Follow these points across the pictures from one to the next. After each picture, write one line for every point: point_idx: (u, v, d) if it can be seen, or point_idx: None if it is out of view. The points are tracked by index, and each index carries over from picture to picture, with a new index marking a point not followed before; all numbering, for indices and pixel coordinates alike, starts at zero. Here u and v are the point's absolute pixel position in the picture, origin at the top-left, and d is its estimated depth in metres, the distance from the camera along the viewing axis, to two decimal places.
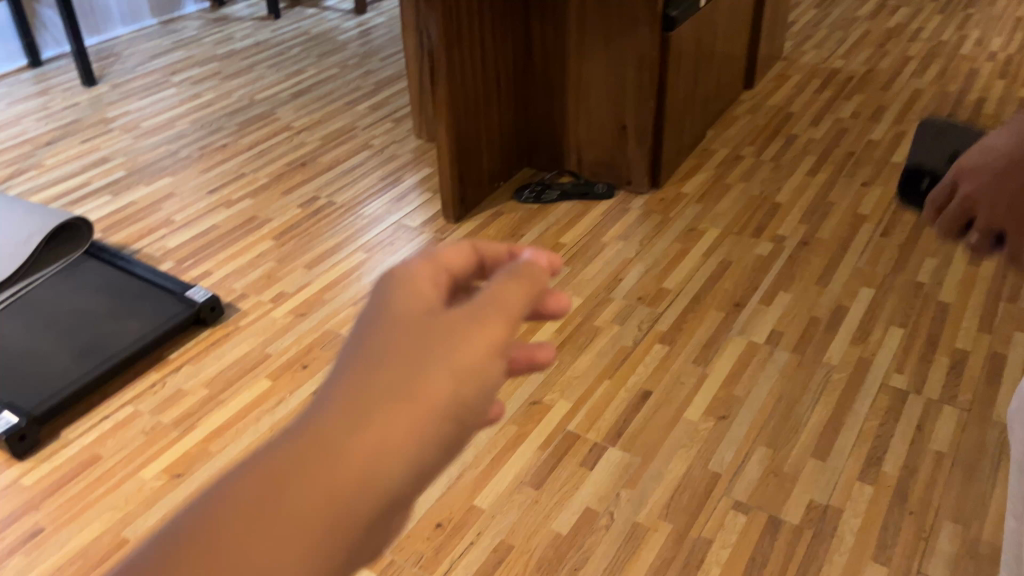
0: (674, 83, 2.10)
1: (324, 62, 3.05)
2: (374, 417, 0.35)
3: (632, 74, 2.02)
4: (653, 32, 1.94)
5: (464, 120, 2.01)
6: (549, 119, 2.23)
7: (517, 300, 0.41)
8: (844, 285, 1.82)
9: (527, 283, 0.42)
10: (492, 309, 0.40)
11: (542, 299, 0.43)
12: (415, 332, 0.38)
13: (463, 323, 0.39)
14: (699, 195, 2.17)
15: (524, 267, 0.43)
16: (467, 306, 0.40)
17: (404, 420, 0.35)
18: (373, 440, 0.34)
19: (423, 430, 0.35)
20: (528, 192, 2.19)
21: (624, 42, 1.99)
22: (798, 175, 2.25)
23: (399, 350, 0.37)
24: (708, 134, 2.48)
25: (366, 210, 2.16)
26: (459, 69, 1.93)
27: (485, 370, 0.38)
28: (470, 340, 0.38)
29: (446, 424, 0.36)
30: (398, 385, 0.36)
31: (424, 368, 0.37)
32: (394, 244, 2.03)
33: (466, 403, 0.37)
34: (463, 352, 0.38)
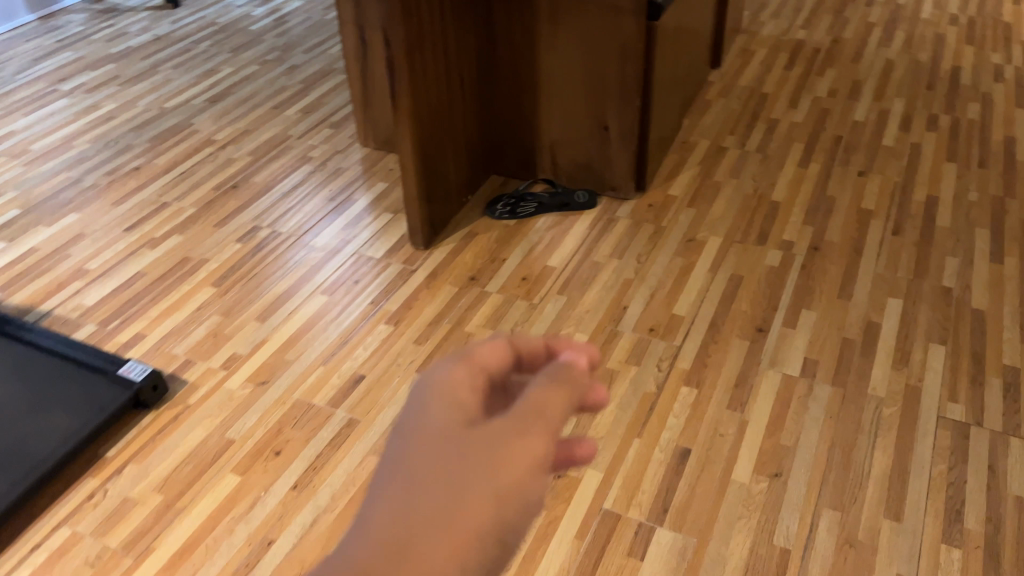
0: (658, 74, 1.88)
1: (239, 58, 2.70)
2: (430, 528, 0.39)
3: (614, 70, 1.80)
4: (639, 22, 1.71)
5: (429, 134, 1.75)
6: (518, 121, 1.98)
7: (560, 404, 0.46)
8: (869, 297, 1.66)
9: (567, 386, 0.47)
10: (538, 417, 0.45)
11: (581, 399, 0.48)
12: (460, 444, 0.43)
13: (504, 435, 0.44)
14: (689, 198, 1.97)
15: (562, 371, 0.48)
16: (508, 417, 0.45)
17: (457, 532, 0.39)
18: (431, 554, 0.38)
19: (472, 543, 0.39)
20: (502, 205, 1.95)
21: (604, 36, 1.76)
22: (789, 166, 2.07)
23: (448, 466, 0.42)
24: (684, 123, 2.27)
25: (318, 240, 1.88)
26: (422, 78, 1.66)
27: (533, 475, 0.43)
28: (515, 452, 0.43)
29: (493, 535, 0.41)
30: (450, 502, 0.40)
31: (471, 484, 0.41)
32: (357, 281, 1.75)
33: (510, 516, 0.41)
34: (507, 463, 0.42)
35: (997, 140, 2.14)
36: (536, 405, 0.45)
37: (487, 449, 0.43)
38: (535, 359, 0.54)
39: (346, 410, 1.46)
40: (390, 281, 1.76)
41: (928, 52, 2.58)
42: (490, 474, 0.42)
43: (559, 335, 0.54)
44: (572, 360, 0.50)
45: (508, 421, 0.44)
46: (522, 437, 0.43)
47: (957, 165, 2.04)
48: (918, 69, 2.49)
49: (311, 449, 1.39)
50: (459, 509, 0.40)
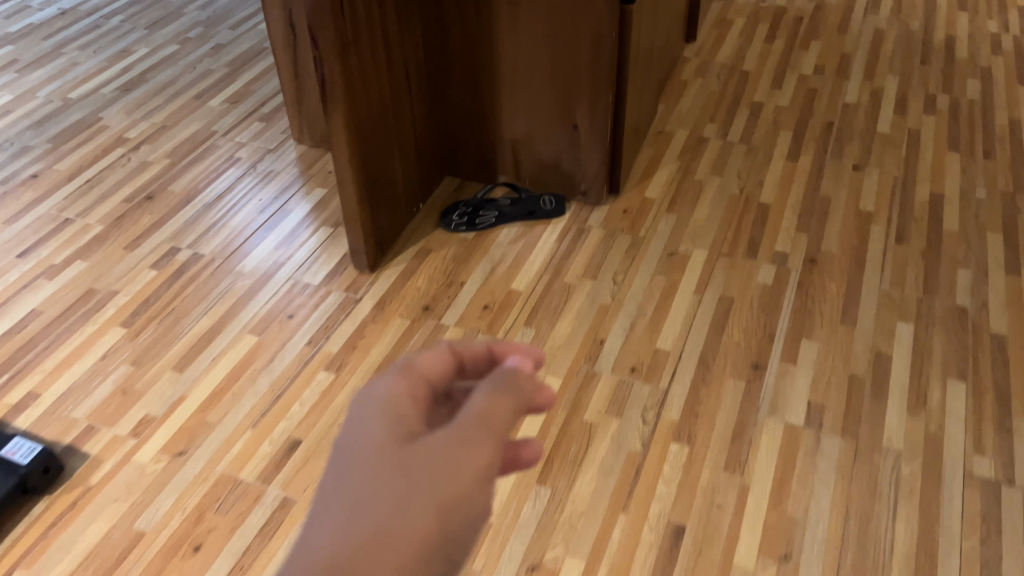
0: (634, 64, 1.64)
1: (156, 36, 2.38)
2: (377, 548, 0.39)
3: (584, 62, 1.55)
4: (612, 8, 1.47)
5: (371, 143, 1.50)
6: (476, 118, 1.74)
7: (503, 417, 0.47)
8: (876, 320, 1.47)
9: (510, 397, 0.48)
10: (483, 430, 0.46)
11: (526, 408, 0.49)
12: (403, 462, 0.44)
13: (446, 452, 0.44)
14: (668, 201, 1.76)
15: (505, 381, 0.49)
16: (452, 432, 0.45)
17: (405, 549, 0.40)
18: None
19: (416, 559, 0.40)
20: (459, 214, 1.71)
21: (571, 23, 1.51)
22: (778, 160, 1.85)
23: (391, 485, 0.42)
24: (659, 108, 2.04)
25: (246, 262, 1.63)
26: (360, 80, 1.41)
27: (478, 487, 0.44)
28: (459, 469, 0.44)
29: (437, 551, 0.42)
30: (393, 521, 0.41)
31: (414, 503, 0.42)
32: (291, 315, 1.51)
33: (453, 533, 0.43)
34: (451, 479, 0.43)
35: (1001, 124, 1.94)
36: (480, 417, 0.46)
37: (429, 466, 0.44)
38: (478, 367, 0.54)
39: (279, 486, 1.24)
40: (330, 314, 1.52)
41: (920, 19, 2.37)
42: (433, 492, 0.43)
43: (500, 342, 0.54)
44: (518, 367, 0.50)
45: (450, 437, 0.45)
46: (465, 453, 0.44)
47: (961, 155, 1.84)
48: (910, 38, 2.28)
49: (237, 541, 1.17)
50: (402, 528, 0.41)
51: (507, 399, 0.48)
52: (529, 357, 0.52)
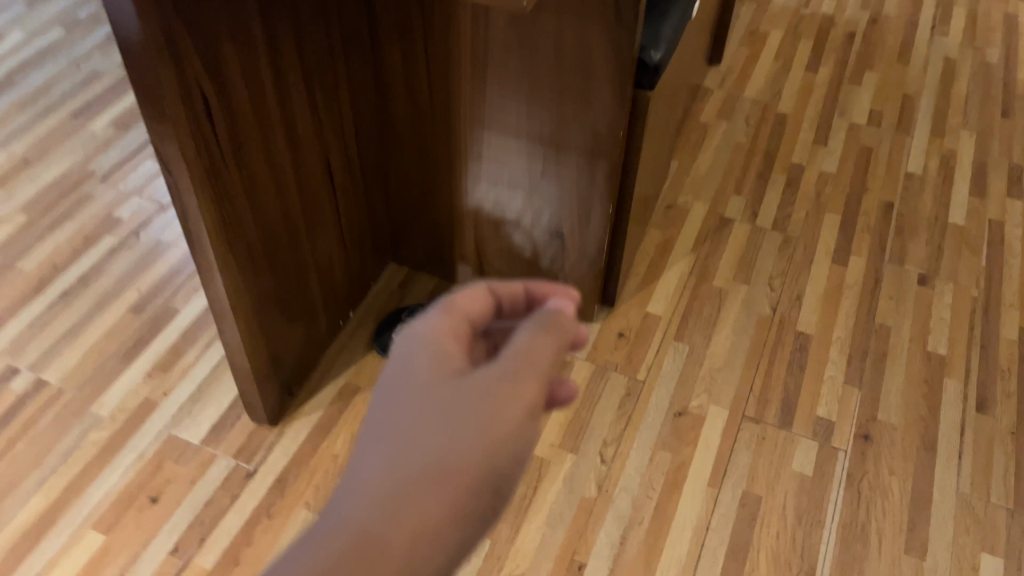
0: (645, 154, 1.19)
1: (38, 18, 1.87)
2: (432, 476, 0.50)
3: (577, 150, 1.10)
4: (620, 92, 1.01)
5: (269, 270, 1.05)
6: (427, 208, 1.28)
7: (543, 354, 0.57)
8: (953, 549, 1.08)
9: (549, 341, 0.57)
10: (526, 368, 0.56)
11: (562, 347, 0.59)
12: (454, 394, 0.54)
13: (490, 391, 0.54)
14: (678, 320, 1.33)
15: (543, 323, 0.58)
16: (500, 367, 0.56)
17: (456, 475, 0.51)
18: (434, 499, 0.50)
19: (471, 478, 0.51)
20: (398, 327, 1.26)
21: (562, 103, 1.05)
22: (822, 261, 1.42)
23: (443, 420, 0.52)
24: (672, 166, 1.59)
25: (105, 399, 1.20)
26: (248, 196, 0.95)
27: (523, 419, 0.54)
28: (507, 404, 0.54)
29: (486, 475, 0.52)
30: (450, 449, 0.51)
31: (463, 439, 0.52)
32: (155, 500, 1.09)
33: (503, 457, 0.53)
34: (497, 417, 0.53)
35: None
36: (524, 357, 0.56)
37: (477, 400, 0.53)
38: (513, 306, 0.64)
39: None
40: (210, 499, 1.10)
41: (999, 46, 1.90)
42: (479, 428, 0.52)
43: (535, 285, 0.64)
44: (557, 310, 0.60)
45: (498, 375, 0.55)
46: (511, 389, 0.54)
47: None
48: (988, 75, 1.82)
49: None
50: (453, 459, 0.51)
51: (544, 341, 0.57)
52: (565, 296, 0.62)
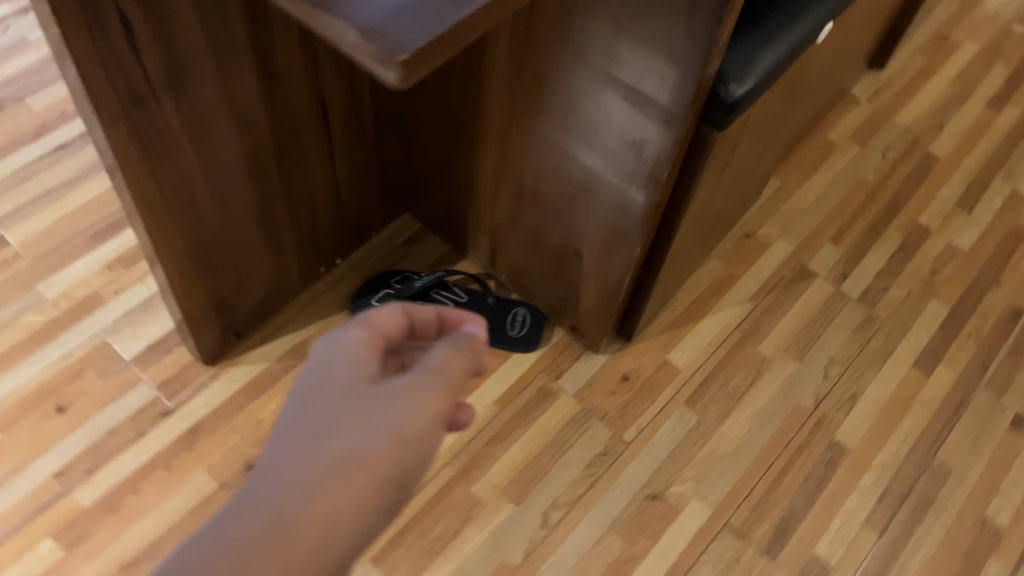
0: (703, 194, 0.95)
1: None
2: (332, 477, 0.44)
3: (615, 166, 0.87)
4: (675, 120, 0.77)
5: (217, 212, 0.89)
6: (445, 173, 1.08)
7: (460, 370, 0.51)
8: None
9: (464, 359, 0.52)
10: (440, 381, 0.50)
11: (477, 369, 0.53)
12: (363, 397, 0.48)
13: (404, 394, 0.48)
14: (698, 381, 1.11)
15: (460, 342, 0.53)
16: (415, 377, 0.49)
17: (361, 481, 0.45)
18: (335, 503, 0.43)
19: (377, 485, 0.45)
20: (380, 295, 1.12)
21: (608, 108, 0.82)
22: (901, 360, 1.16)
23: (352, 421, 0.46)
24: (771, 185, 1.32)
25: (56, 279, 1.11)
26: (191, 133, 0.79)
27: (434, 431, 0.48)
28: (418, 414, 0.48)
29: (393, 483, 0.46)
30: (357, 453, 0.45)
31: (374, 435, 0.46)
32: (61, 411, 1.01)
33: (412, 465, 0.47)
34: (407, 427, 0.47)
35: None
36: (439, 370, 0.50)
37: (386, 408, 0.47)
38: (427, 330, 0.57)
39: None
40: (115, 427, 1.01)
41: None
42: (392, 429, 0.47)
43: (451, 311, 0.58)
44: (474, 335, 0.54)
45: (412, 386, 0.49)
46: (423, 398, 0.48)
47: None
48: None
49: None
50: (361, 456, 0.45)
51: (460, 360, 0.52)
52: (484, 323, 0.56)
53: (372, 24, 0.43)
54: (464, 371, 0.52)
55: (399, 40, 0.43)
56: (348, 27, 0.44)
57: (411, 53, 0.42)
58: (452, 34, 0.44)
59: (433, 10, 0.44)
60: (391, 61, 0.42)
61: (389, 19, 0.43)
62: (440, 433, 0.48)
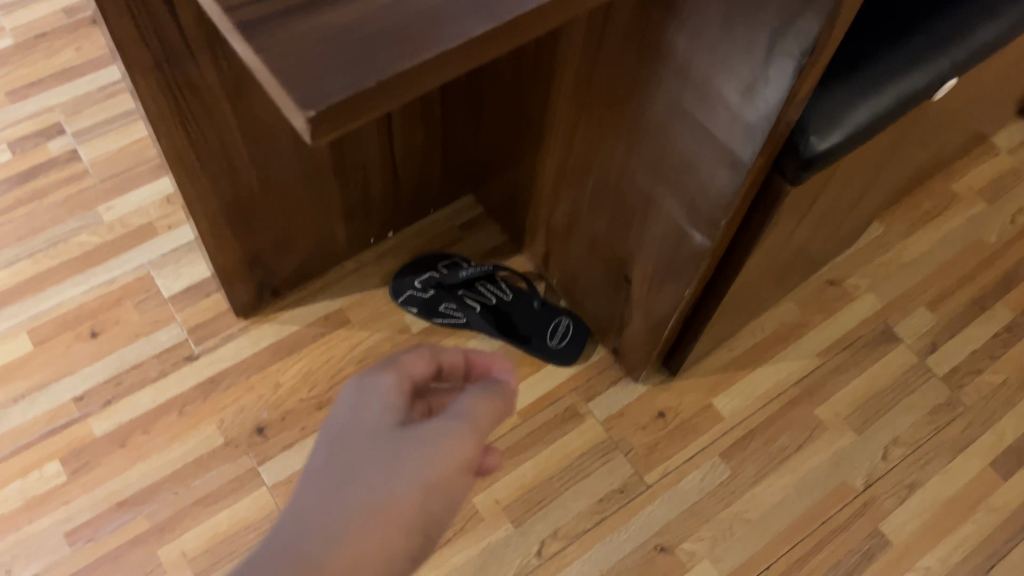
0: (774, 241, 0.86)
1: None
2: (354, 526, 0.44)
3: (676, 199, 0.79)
4: (741, 164, 0.69)
5: (255, 174, 0.87)
6: (510, 162, 1.03)
7: (487, 418, 0.50)
8: None
9: (492, 407, 0.51)
10: (468, 429, 0.49)
11: (504, 416, 0.52)
12: (390, 443, 0.47)
13: (432, 440, 0.47)
14: (739, 432, 1.03)
15: (489, 389, 0.52)
16: (443, 423, 0.48)
17: (385, 530, 0.44)
18: (358, 553, 0.43)
19: (400, 534, 0.45)
20: (424, 278, 1.08)
21: (675, 137, 0.74)
22: (978, 453, 1.03)
23: (379, 468, 0.46)
24: (872, 231, 1.19)
25: (116, 203, 1.12)
26: (232, 96, 0.76)
27: (459, 480, 0.48)
28: (446, 461, 0.47)
29: (417, 531, 0.46)
30: (382, 500, 0.45)
31: (394, 485, 0.45)
32: (94, 336, 1.03)
33: (436, 513, 0.46)
34: (433, 475, 0.46)
35: None
36: (467, 418, 0.49)
37: (413, 454, 0.47)
38: (454, 372, 0.56)
39: None
40: (139, 362, 1.01)
41: None
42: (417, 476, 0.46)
43: (479, 352, 0.56)
44: (503, 381, 0.53)
45: (440, 432, 0.48)
46: (450, 445, 0.47)
47: None
48: None
49: None
50: (386, 505, 0.45)
51: (489, 408, 0.51)
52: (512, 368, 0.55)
53: (292, 67, 0.41)
54: (490, 420, 0.51)
55: (314, 92, 0.40)
56: (260, 63, 0.41)
57: (322, 108, 0.40)
58: (375, 90, 0.41)
59: (360, 61, 0.41)
60: (299, 112, 0.40)
61: (311, 65, 0.41)
62: (465, 481, 0.48)
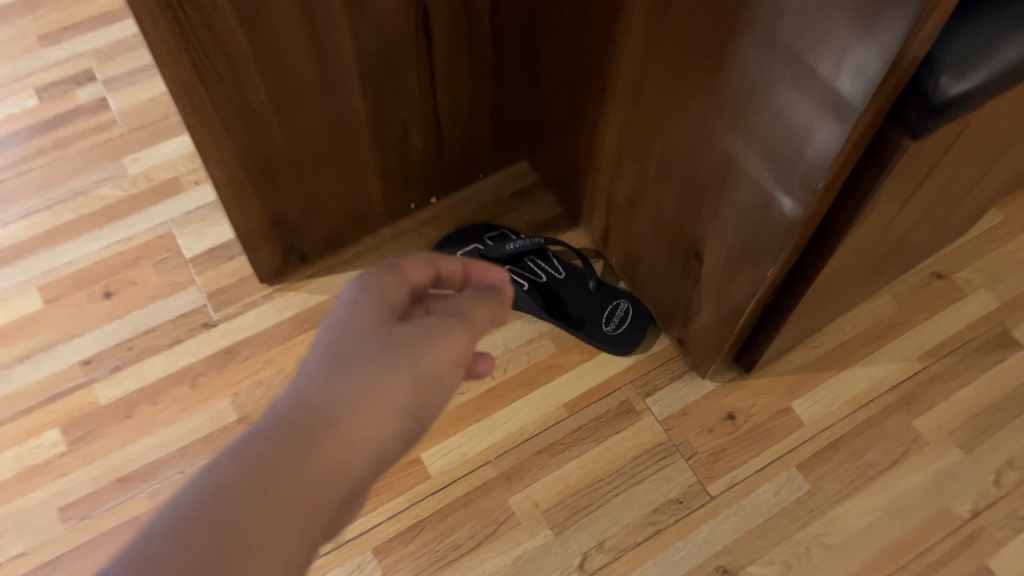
0: (879, 218, 0.72)
1: None
2: (334, 422, 0.38)
3: (758, 166, 0.66)
4: (844, 119, 0.55)
5: (278, 120, 0.78)
6: (569, 120, 0.91)
7: (482, 322, 0.46)
8: None
9: (487, 313, 0.46)
10: (461, 329, 0.44)
11: (499, 323, 0.48)
12: (384, 338, 0.42)
13: (423, 338, 0.43)
14: (822, 443, 0.88)
15: (485, 297, 0.47)
16: (435, 323, 0.44)
17: (367, 428, 0.39)
18: (338, 455, 0.38)
19: (381, 434, 0.40)
20: (467, 250, 0.96)
21: (763, 87, 0.61)
22: None
23: (367, 363, 0.41)
24: (987, 222, 1.03)
25: (143, 155, 1.04)
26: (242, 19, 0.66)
27: (446, 377, 0.43)
28: (434, 360, 0.42)
29: (397, 432, 0.41)
30: (365, 396, 0.40)
31: (379, 381, 0.40)
32: (108, 296, 0.94)
33: (420, 412, 0.42)
34: (422, 373, 0.42)
35: None
36: (461, 320, 0.45)
37: (403, 350, 0.42)
38: (450, 282, 0.50)
39: None
40: (153, 327, 0.93)
41: None
42: (413, 367, 0.42)
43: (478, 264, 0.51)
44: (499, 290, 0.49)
45: (433, 330, 0.43)
46: (441, 343, 0.43)
47: None
48: None
49: None
50: (370, 400, 0.40)
51: (483, 313, 0.46)
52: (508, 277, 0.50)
53: None
54: (491, 321, 0.47)
55: None
56: None
57: None
58: None
59: None
60: None
61: None
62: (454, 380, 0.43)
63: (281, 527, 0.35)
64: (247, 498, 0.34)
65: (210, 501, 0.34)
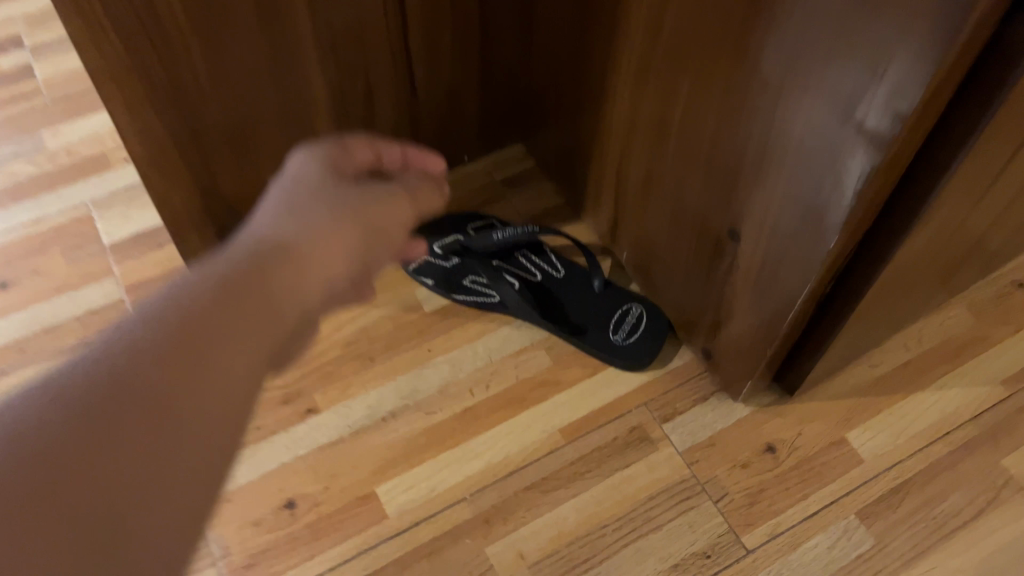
0: (986, 185, 0.54)
1: None
2: (293, 260, 0.34)
3: (813, 126, 0.48)
4: (935, 20, 0.37)
5: (198, 54, 0.61)
6: (572, 80, 0.75)
7: (428, 201, 0.45)
8: None
9: (428, 194, 0.46)
10: (408, 200, 0.43)
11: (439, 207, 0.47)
12: (334, 193, 0.38)
13: (372, 197, 0.40)
14: (887, 485, 0.69)
15: (427, 179, 0.46)
16: (379, 191, 0.41)
17: (318, 272, 0.35)
18: (293, 295, 0.33)
19: (332, 279, 0.36)
20: (445, 242, 0.81)
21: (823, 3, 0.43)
22: None
23: (323, 213, 0.37)
24: None
25: (65, 129, 0.88)
26: None
27: (388, 234, 0.41)
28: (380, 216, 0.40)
29: (342, 281, 0.38)
30: (323, 238, 0.36)
31: (336, 227, 0.37)
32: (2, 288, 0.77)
33: (364, 265, 0.39)
34: (372, 228, 0.39)
35: None
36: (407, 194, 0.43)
37: (354, 204, 0.39)
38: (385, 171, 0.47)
39: None
40: (55, 323, 0.74)
41: None
42: (363, 224, 0.39)
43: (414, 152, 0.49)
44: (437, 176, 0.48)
45: (376, 195, 0.41)
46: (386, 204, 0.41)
47: None
48: None
49: None
50: (329, 243, 0.36)
51: (426, 193, 0.45)
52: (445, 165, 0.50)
53: None
54: (426, 205, 0.45)
55: None
56: None
57: None
58: None
59: None
60: None
61: None
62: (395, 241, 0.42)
63: (229, 380, 0.29)
64: (195, 348, 0.28)
65: (143, 352, 0.27)
